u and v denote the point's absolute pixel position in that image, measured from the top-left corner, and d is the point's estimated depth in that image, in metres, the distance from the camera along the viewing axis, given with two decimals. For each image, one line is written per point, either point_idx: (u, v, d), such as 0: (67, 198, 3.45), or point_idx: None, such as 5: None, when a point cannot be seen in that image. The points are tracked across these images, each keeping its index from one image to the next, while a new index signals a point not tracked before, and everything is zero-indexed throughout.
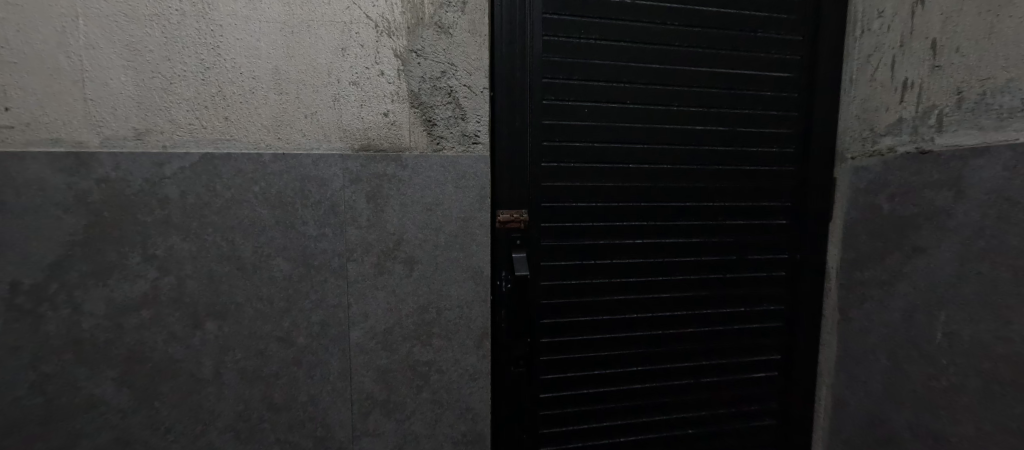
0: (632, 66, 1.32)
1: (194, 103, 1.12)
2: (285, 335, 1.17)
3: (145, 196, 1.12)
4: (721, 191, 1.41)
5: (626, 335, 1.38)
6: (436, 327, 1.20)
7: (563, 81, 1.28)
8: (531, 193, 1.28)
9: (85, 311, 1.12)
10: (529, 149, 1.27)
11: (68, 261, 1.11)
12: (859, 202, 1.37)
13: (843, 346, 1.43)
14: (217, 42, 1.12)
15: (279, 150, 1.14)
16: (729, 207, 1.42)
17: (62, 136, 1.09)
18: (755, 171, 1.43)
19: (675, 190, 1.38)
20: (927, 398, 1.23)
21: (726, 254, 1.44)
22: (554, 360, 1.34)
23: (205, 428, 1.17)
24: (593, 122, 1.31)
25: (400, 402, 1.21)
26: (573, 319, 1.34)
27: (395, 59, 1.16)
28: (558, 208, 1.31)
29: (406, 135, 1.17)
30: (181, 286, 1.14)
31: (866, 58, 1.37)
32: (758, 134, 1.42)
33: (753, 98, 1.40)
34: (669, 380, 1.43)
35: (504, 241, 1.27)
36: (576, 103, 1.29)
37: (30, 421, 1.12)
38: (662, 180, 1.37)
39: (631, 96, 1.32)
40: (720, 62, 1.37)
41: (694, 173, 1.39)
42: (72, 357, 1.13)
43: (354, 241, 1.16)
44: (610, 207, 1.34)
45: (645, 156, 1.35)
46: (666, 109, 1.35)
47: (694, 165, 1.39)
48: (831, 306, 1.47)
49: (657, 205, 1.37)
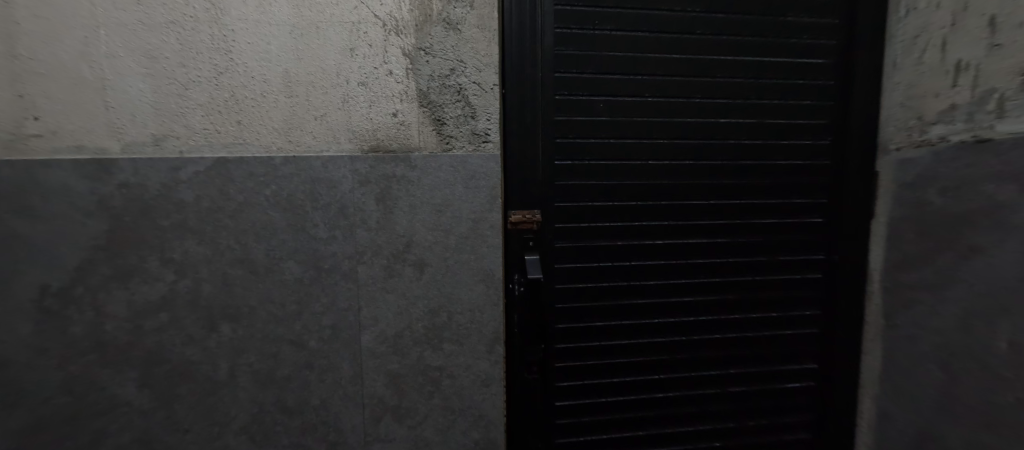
0: (652, 57, 1.25)
1: (208, 108, 1.13)
2: (297, 338, 1.16)
3: (162, 200, 1.14)
4: (750, 188, 1.32)
5: (647, 341, 1.32)
6: (447, 332, 1.17)
7: (578, 75, 1.22)
8: (544, 192, 1.24)
9: (108, 313, 1.15)
10: (542, 147, 1.22)
11: (92, 264, 1.14)
12: (905, 198, 1.25)
13: (888, 355, 1.31)
14: (230, 46, 1.13)
15: (290, 153, 1.14)
16: (757, 204, 1.33)
17: (85, 144, 1.13)
18: (787, 165, 1.33)
19: (697, 187, 1.30)
20: (988, 415, 1.10)
21: (754, 254, 1.35)
22: (569, 366, 1.29)
23: (221, 429, 1.19)
24: (609, 117, 1.25)
25: (411, 407, 1.18)
26: (590, 324, 1.28)
27: (403, 57, 1.14)
28: (573, 208, 1.25)
29: (415, 135, 1.15)
30: (197, 289, 1.15)
31: (912, 40, 1.25)
32: (789, 127, 1.32)
33: (784, 88, 1.31)
34: (693, 389, 1.35)
35: (516, 242, 1.23)
36: (591, 98, 1.24)
37: (60, 419, 1.16)
38: (684, 176, 1.30)
39: (649, 89, 1.26)
40: (748, 51, 1.28)
41: (719, 169, 1.31)
42: (96, 358, 1.16)
43: (364, 243, 1.15)
44: (627, 206, 1.28)
45: (665, 152, 1.28)
46: (688, 101, 1.28)
47: (720, 161, 1.31)
48: (874, 311, 1.35)
49: (678, 204, 1.30)
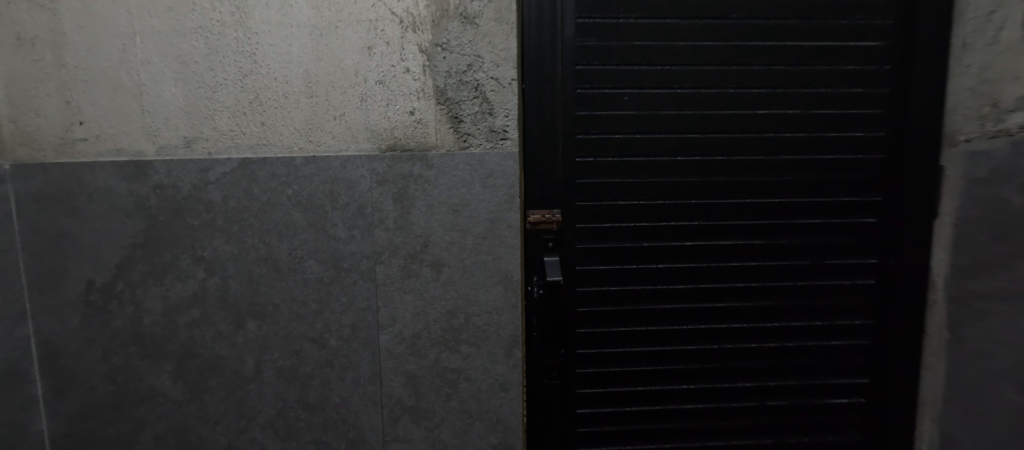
0: (683, 45, 1.17)
1: (234, 111, 1.16)
2: (318, 336, 1.18)
3: (193, 200, 1.17)
4: (791, 185, 1.22)
5: (675, 349, 1.24)
6: (464, 334, 1.15)
7: (601, 66, 1.16)
8: (566, 190, 1.19)
9: (146, 308, 1.21)
10: (563, 143, 1.17)
11: (132, 262, 1.20)
12: (976, 195, 1.11)
13: (953, 371, 1.18)
14: (254, 49, 1.15)
15: (310, 153, 1.15)
16: (800, 203, 1.22)
17: (125, 147, 1.19)
18: (835, 160, 1.22)
19: (732, 185, 1.21)
20: None
21: (796, 258, 1.24)
22: (591, 374, 1.23)
23: (248, 422, 1.22)
24: (634, 111, 1.18)
25: (428, 409, 1.17)
26: (613, 329, 1.23)
27: (420, 54, 1.12)
28: (595, 207, 1.20)
29: (432, 133, 1.13)
30: (225, 286, 1.19)
31: (986, 16, 1.10)
32: (838, 117, 1.20)
33: (832, 74, 1.19)
34: (725, 401, 1.26)
35: (535, 243, 1.19)
36: (615, 91, 1.17)
37: (105, 406, 1.23)
38: (718, 173, 1.21)
39: (678, 80, 1.18)
40: (791, 35, 1.18)
41: (756, 165, 1.21)
42: (136, 350, 1.22)
43: (382, 243, 1.14)
44: (654, 205, 1.21)
45: (697, 147, 1.20)
46: (722, 92, 1.19)
47: (758, 156, 1.21)
48: (937, 321, 1.21)
49: (711, 203, 1.21)
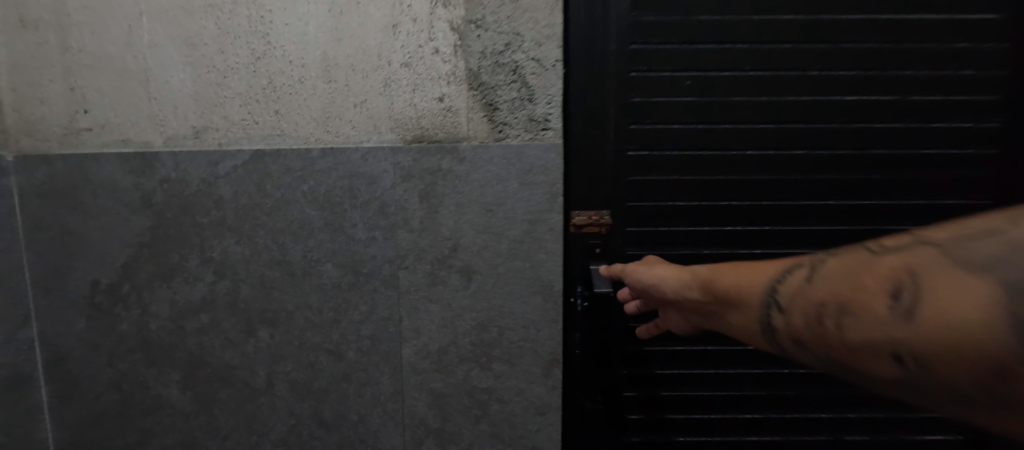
0: (756, 20, 1.00)
1: (246, 97, 1.05)
2: (335, 347, 1.06)
3: (202, 196, 1.07)
4: (877, 185, 1.05)
5: (734, 371, 1.12)
6: (497, 350, 1.03)
7: (658, 45, 1.01)
8: (615, 189, 1.05)
9: (152, 312, 1.11)
10: (612, 135, 1.03)
11: (137, 262, 1.10)
12: None
13: None
14: (267, 29, 1.02)
15: (328, 145, 1.03)
16: (887, 206, 1.06)
17: (131, 137, 1.08)
18: (931, 155, 1.04)
19: (809, 187, 1.05)
20: None
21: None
22: (640, 397, 1.12)
23: (259, 439, 1.12)
24: (697, 97, 1.02)
25: (455, 432, 1.06)
26: (666, 348, 1.11)
27: (451, 32, 0.98)
28: (649, 209, 1.05)
29: (464, 123, 1.00)
30: (236, 290, 1.08)
31: None
32: (936, 105, 1.03)
33: (933, 54, 1.01)
34: (790, 430, 1.13)
35: (580, 249, 1.05)
36: (675, 74, 1.02)
37: (110, 416, 1.15)
38: (791, 170, 1.05)
39: (750, 60, 1.01)
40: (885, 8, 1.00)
41: (836, 161, 1.04)
42: (142, 357, 1.13)
43: (406, 246, 1.02)
44: (716, 207, 1.05)
45: (769, 139, 1.04)
46: (800, 74, 1.02)
47: (839, 150, 1.04)
48: None
49: (783, 206, 1.06)
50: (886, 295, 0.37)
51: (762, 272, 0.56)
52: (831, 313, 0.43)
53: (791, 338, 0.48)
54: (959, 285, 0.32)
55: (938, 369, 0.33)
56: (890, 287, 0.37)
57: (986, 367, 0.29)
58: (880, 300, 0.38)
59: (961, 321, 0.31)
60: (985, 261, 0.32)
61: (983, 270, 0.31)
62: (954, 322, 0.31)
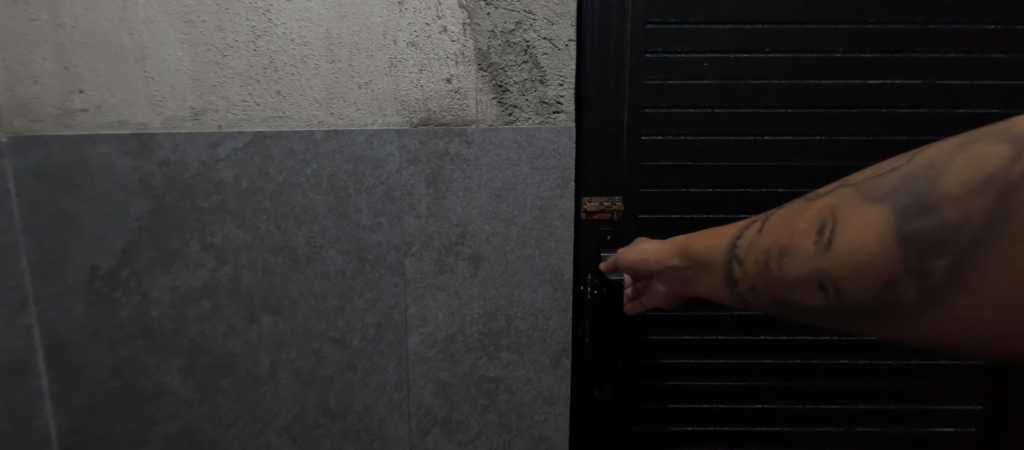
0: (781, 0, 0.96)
1: (247, 77, 1.01)
2: (339, 336, 1.04)
3: (202, 179, 1.04)
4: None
5: (747, 362, 1.10)
6: (505, 339, 1.01)
7: (677, 24, 0.97)
8: (628, 175, 1.02)
9: (152, 298, 1.09)
10: (628, 118, 1.00)
11: (137, 247, 1.07)
12: None
13: None
14: (268, 5, 0.98)
15: (332, 127, 1.00)
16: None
17: (128, 118, 1.05)
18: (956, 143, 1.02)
19: (827, 175, 1.03)
20: None
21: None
22: (651, 388, 1.11)
23: (263, 427, 1.11)
24: (714, 79, 0.99)
25: (462, 421, 1.05)
26: (678, 339, 1.09)
27: (460, 10, 0.94)
28: (662, 196, 1.03)
29: (472, 105, 0.97)
30: (238, 277, 1.06)
31: None
32: (963, 89, 0.99)
33: (964, 36, 0.97)
34: (800, 426, 1.12)
35: (591, 238, 1.03)
36: (693, 55, 0.98)
37: (111, 403, 1.13)
38: (810, 156, 1.02)
39: (770, 41, 0.97)
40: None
41: (858, 147, 1.02)
42: (143, 344, 1.11)
43: (413, 232, 0.99)
44: (733, 193, 1.03)
45: (787, 124, 1.01)
46: (822, 56, 0.98)
47: (861, 136, 1.01)
48: None
49: (800, 193, 1.03)
50: (813, 232, 0.41)
51: (722, 231, 0.58)
52: (772, 256, 0.47)
53: (741, 286, 0.52)
54: (865, 216, 0.37)
55: (851, 290, 0.38)
56: (818, 224, 0.41)
57: (883, 276, 0.36)
58: (808, 238, 0.42)
59: (868, 247, 0.36)
60: (884, 193, 0.37)
61: (885, 202, 0.36)
62: (866, 249, 0.37)
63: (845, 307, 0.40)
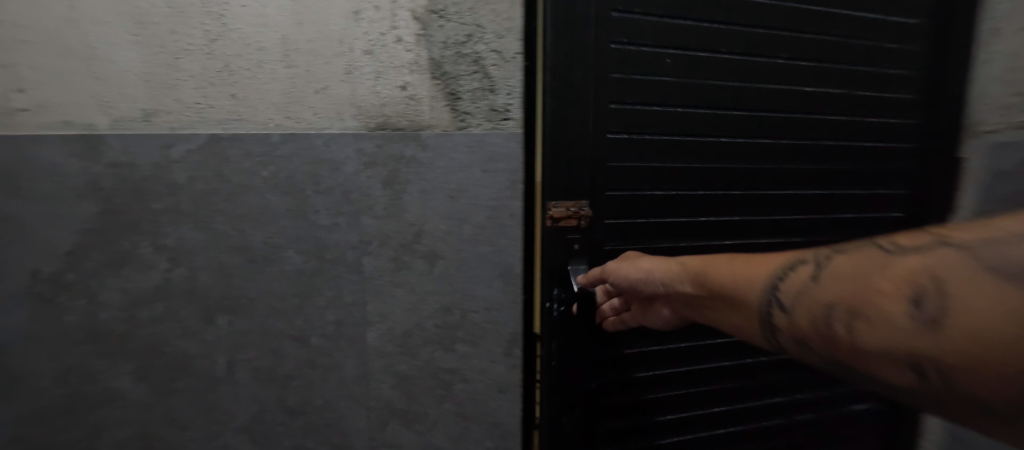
0: (704, 27, 1.21)
1: (202, 80, 1.02)
2: (299, 334, 1.07)
3: (155, 181, 1.04)
4: (785, 171, 1.35)
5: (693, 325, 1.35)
6: (461, 332, 1.07)
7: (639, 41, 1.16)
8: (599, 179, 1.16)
9: (101, 302, 1.07)
10: (597, 119, 1.14)
11: (83, 250, 1.05)
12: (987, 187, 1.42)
13: None
14: (223, 10, 1.00)
15: (288, 131, 1.02)
16: (785, 190, 1.37)
17: (73, 119, 1.02)
18: (814, 144, 1.38)
19: (744, 172, 1.31)
20: None
21: (781, 235, 1.39)
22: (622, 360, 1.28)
23: (221, 427, 1.11)
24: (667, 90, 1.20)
25: (420, 412, 1.10)
26: None
27: (414, 21, 1.00)
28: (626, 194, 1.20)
29: (427, 111, 1.02)
30: (193, 278, 1.06)
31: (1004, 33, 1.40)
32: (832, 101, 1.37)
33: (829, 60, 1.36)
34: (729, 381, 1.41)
35: (563, 242, 1.15)
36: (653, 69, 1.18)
37: (56, 411, 1.10)
38: (724, 155, 1.29)
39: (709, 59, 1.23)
40: (790, 30, 1.29)
41: (761, 150, 1.32)
42: (91, 349, 1.08)
43: (371, 232, 1.03)
44: (681, 189, 1.26)
45: (719, 129, 1.27)
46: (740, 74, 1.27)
47: (757, 139, 1.31)
48: None
49: (727, 187, 1.30)
50: (899, 299, 0.59)
51: (758, 272, 0.81)
52: (838, 311, 0.66)
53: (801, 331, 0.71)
54: (968, 289, 0.54)
55: (949, 366, 0.55)
56: (905, 293, 0.59)
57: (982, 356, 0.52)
58: (895, 303, 0.59)
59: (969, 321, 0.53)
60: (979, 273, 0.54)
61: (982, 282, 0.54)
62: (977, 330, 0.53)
63: (933, 386, 0.57)
